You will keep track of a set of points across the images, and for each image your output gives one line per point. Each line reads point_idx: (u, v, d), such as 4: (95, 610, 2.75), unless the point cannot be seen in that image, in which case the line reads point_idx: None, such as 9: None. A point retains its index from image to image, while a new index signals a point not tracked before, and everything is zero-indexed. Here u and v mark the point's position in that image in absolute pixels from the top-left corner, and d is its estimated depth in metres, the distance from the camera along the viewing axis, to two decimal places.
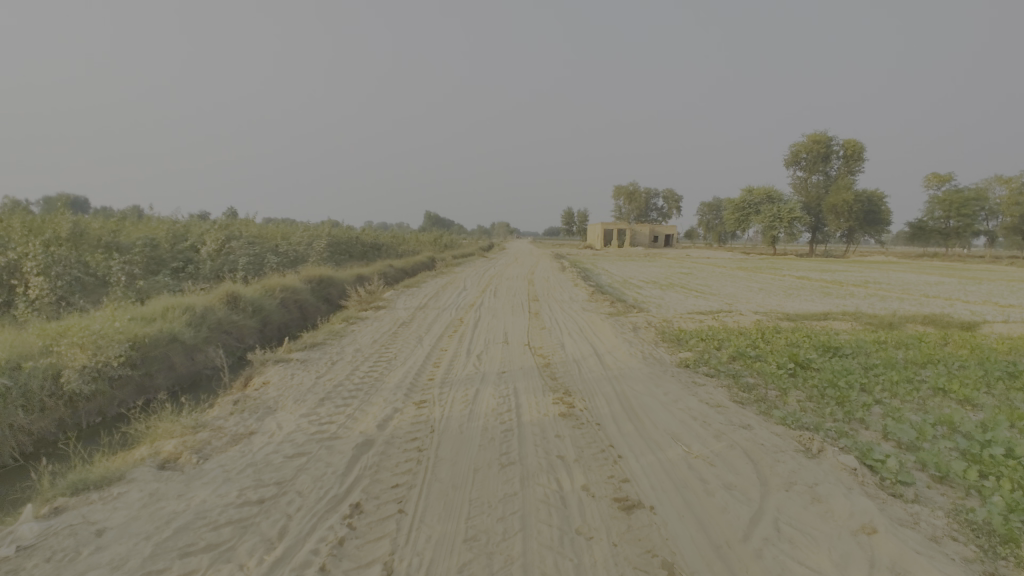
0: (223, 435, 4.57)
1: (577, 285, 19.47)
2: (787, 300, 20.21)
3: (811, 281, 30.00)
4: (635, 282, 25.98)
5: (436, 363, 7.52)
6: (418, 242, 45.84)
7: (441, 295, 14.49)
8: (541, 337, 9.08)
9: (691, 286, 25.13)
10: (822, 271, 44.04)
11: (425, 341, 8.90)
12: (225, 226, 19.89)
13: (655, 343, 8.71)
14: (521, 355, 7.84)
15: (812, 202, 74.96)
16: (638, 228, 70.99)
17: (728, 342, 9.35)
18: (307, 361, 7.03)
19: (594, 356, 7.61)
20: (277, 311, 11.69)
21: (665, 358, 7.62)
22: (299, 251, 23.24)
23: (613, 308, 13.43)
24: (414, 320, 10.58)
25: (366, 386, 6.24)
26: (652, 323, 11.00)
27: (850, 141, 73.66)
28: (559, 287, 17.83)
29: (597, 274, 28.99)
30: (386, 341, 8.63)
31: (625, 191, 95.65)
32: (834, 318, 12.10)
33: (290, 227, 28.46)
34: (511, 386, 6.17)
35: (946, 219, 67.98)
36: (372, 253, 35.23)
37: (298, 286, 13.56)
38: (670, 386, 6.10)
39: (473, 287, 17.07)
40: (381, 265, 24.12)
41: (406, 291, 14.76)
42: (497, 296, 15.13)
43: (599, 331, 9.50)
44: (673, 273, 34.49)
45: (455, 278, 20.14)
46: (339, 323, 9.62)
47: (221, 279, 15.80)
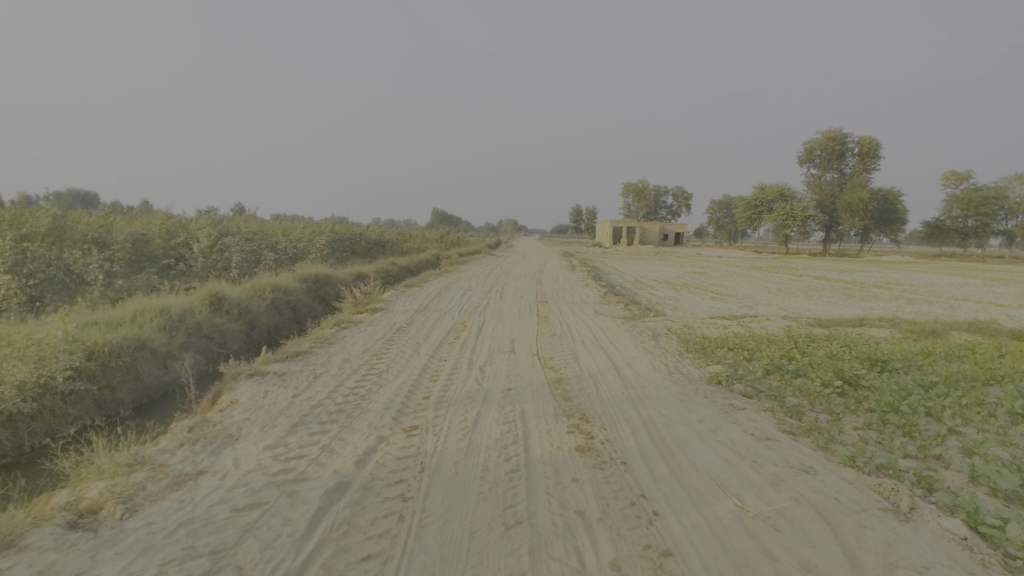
0: (164, 477, 3.71)
1: (588, 285, 18.54)
2: (809, 303, 19.15)
3: (830, 282, 28.86)
4: (648, 282, 24.98)
5: (433, 377, 6.65)
6: (424, 239, 45.04)
7: (444, 296, 13.62)
8: (552, 345, 8.17)
9: (706, 287, 24.11)
10: (839, 271, 42.73)
11: (422, 350, 8.01)
12: (222, 221, 19.15)
13: (680, 354, 7.77)
14: (529, 367, 6.95)
15: (826, 201, 73.39)
16: (648, 226, 69.84)
17: (760, 353, 8.38)
18: (286, 374, 6.18)
19: (611, 370, 6.70)
20: (266, 312, 10.87)
21: (693, 373, 6.70)
22: (299, 247, 22.46)
23: (629, 312, 12.48)
24: (412, 324, 9.71)
25: (349, 407, 5.37)
26: (672, 329, 10.06)
27: (866, 138, 71.96)
28: (569, 288, 16.92)
29: (608, 273, 28.03)
30: (379, 350, 7.76)
31: (634, 189, 94.41)
32: (871, 325, 11.08)
33: (291, 223, 27.67)
34: (517, 409, 5.26)
35: (964, 218, 66.23)
36: (376, 250, 34.43)
37: (292, 285, 12.74)
38: (705, 410, 5.19)
39: (478, 287, 16.20)
40: (385, 263, 23.32)
41: (407, 291, 13.90)
42: (504, 297, 14.22)
43: (615, 338, 8.57)
44: (686, 272, 33.41)
45: (460, 277, 19.26)
46: (329, 328, 8.76)
47: (214, 277, 15.03)
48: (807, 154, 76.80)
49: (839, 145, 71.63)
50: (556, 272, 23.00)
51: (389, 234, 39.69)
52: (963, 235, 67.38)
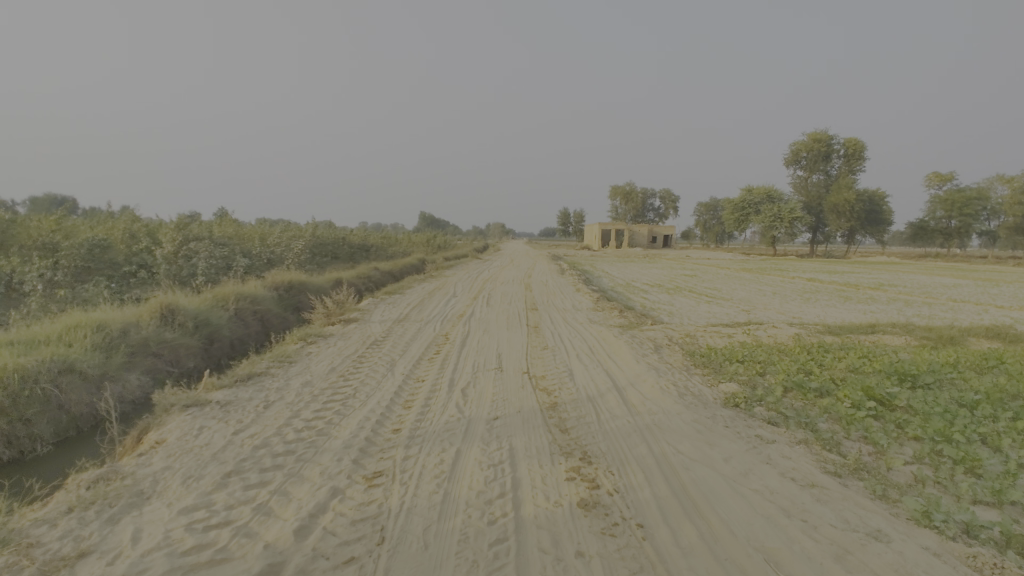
0: (29, 564, 2.76)
1: (579, 290, 17.71)
2: (807, 307, 18.48)
3: (823, 284, 28.31)
4: (640, 286, 24.24)
5: (407, 403, 5.73)
6: (409, 243, 43.99)
7: (427, 304, 12.66)
8: (545, 361, 7.30)
9: (700, 291, 23.43)
10: (829, 273, 42.47)
11: (398, 368, 7.09)
12: (192, 226, 18.05)
13: (687, 370, 6.93)
14: (519, 389, 6.07)
15: (812, 202, 73.55)
16: (637, 228, 69.37)
17: (774, 367, 7.58)
18: (231, 403, 5.21)
19: (613, 393, 5.84)
20: (229, 323, 9.86)
21: (706, 394, 5.86)
22: (275, 253, 21.34)
23: (625, 319, 11.65)
24: (389, 338, 8.76)
25: (302, 446, 4.43)
26: (674, 340, 9.24)
27: (851, 140, 72.27)
28: (559, 294, 16.04)
29: (598, 277, 27.29)
30: (348, 369, 6.82)
31: (622, 191, 94.14)
32: (884, 332, 10.37)
33: (268, 227, 26.52)
34: (505, 447, 4.37)
35: (948, 219, 66.69)
36: (359, 254, 33.32)
37: (260, 294, 11.73)
38: (730, 445, 4.34)
39: (464, 294, 15.30)
40: (366, 269, 22.33)
41: (387, 299, 12.94)
42: (491, 305, 13.31)
43: (614, 352, 7.72)
44: (677, 275, 32.76)
45: (444, 283, 18.33)
46: (294, 344, 7.79)
47: (178, 285, 13.93)
48: (793, 156, 77.00)
49: (824, 147, 71.85)
50: (545, 276, 22.15)
51: (373, 238, 38.60)
52: (947, 236, 67.84)
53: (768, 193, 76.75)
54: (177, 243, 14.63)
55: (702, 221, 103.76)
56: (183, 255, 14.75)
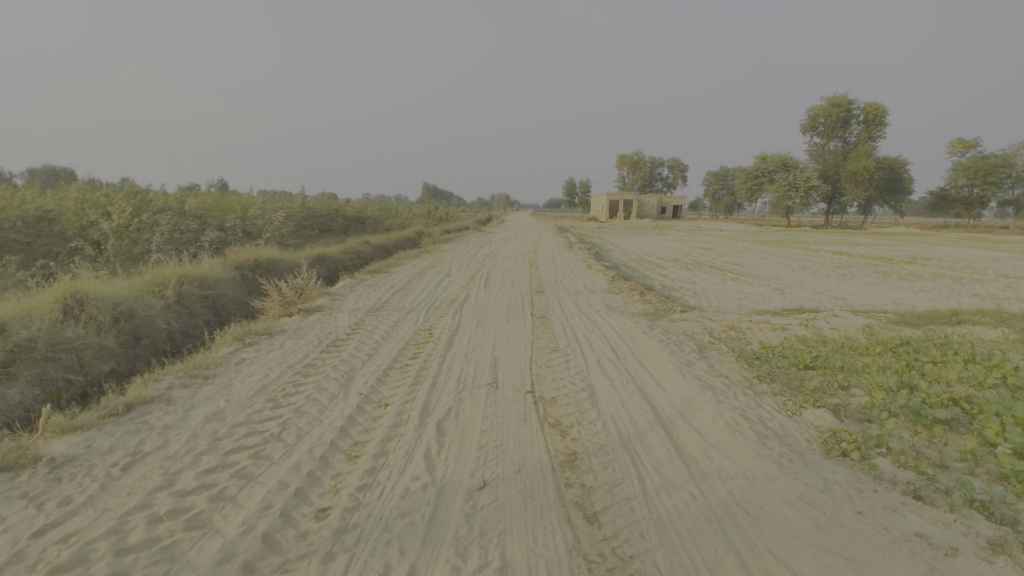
0: None
1: (591, 267, 15.73)
2: (845, 285, 16.46)
3: (852, 258, 26.16)
4: (655, 261, 22.25)
5: (355, 449, 3.89)
6: (408, 215, 41.86)
7: (414, 288, 10.76)
8: (556, 374, 5.44)
9: (721, 265, 21.42)
10: (850, 244, 40.23)
11: (356, 381, 5.24)
12: (155, 198, 16.06)
13: (751, 388, 5.03)
14: (519, 422, 4.21)
15: (829, 170, 70.42)
16: (646, 198, 66.72)
17: (861, 379, 5.67)
18: (74, 461, 3.35)
19: (657, 435, 3.98)
20: (163, 314, 7.98)
21: (795, 436, 3.98)
22: (253, 226, 19.33)
23: (650, 305, 9.73)
24: (356, 335, 6.88)
25: (146, 559, 2.58)
26: (717, 338, 7.32)
27: (872, 104, 68.58)
28: (568, 272, 14.11)
29: (610, 251, 25.28)
30: (285, 386, 4.94)
31: (630, 161, 90.93)
32: (973, 322, 8.37)
33: (250, 199, 24.41)
34: (493, 569, 2.54)
35: (970, 187, 63.67)
36: (353, 227, 31.30)
37: (213, 275, 9.85)
38: (889, 568, 2.46)
39: (460, 273, 13.37)
40: (356, 243, 20.36)
41: (367, 282, 11.04)
42: (489, 287, 11.38)
43: (647, 358, 5.84)
44: (692, 249, 30.67)
45: (439, 259, 16.37)
46: (225, 349, 5.92)
47: (131, 263, 12.08)
48: (810, 122, 73.46)
49: (843, 112, 68.28)
50: (552, 251, 20.12)
51: (368, 209, 36.47)
52: (969, 206, 64.96)
53: (783, 162, 73.60)
54: (127, 217, 12.53)
55: (712, 191, 100.50)
56: (135, 231, 12.68)
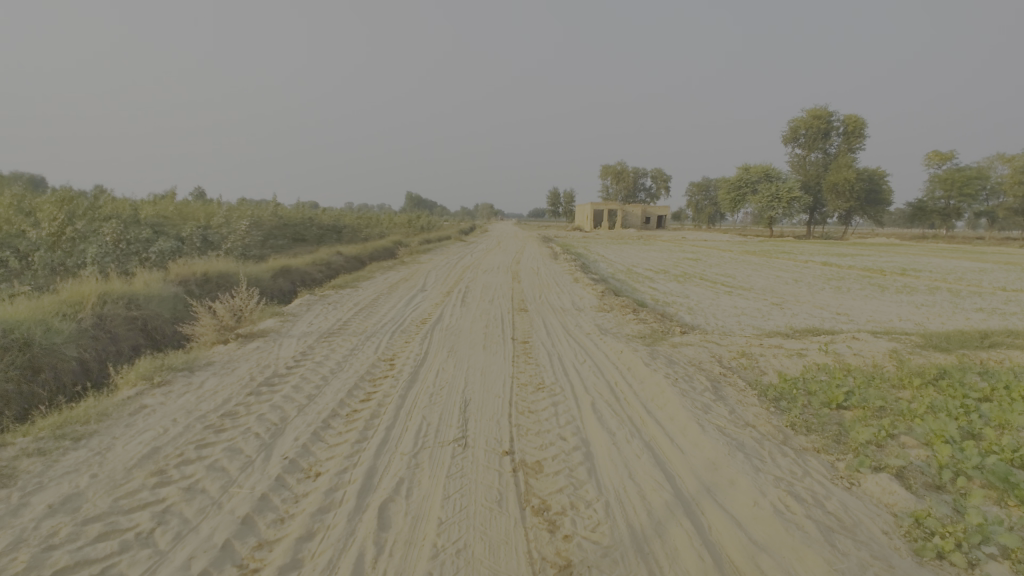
0: None
1: (578, 280, 14.69)
2: (844, 299, 15.63)
3: (842, 269, 25.53)
4: (644, 273, 21.33)
5: (254, 557, 2.70)
6: (388, 224, 40.58)
7: (382, 307, 9.56)
8: (541, 424, 4.30)
9: (712, 278, 20.56)
10: (835, 255, 40.09)
11: (285, 437, 4.06)
12: (99, 207, 14.67)
13: (787, 445, 3.97)
14: (491, 508, 3.07)
15: (810, 180, 70.85)
16: (630, 208, 66.34)
17: (914, 426, 4.63)
18: None
19: (683, 529, 2.86)
20: (72, 340, 6.75)
21: (867, 527, 2.90)
22: (217, 235, 17.90)
23: (645, 326, 8.68)
24: (300, 368, 5.69)
25: None
26: (729, 369, 6.27)
27: (852, 117, 69.23)
28: (553, 286, 13.06)
29: (596, 262, 24.31)
30: (186, 447, 3.74)
31: (613, 171, 90.82)
32: (1009, 346, 7.44)
33: (215, 207, 22.97)
34: None
35: (947, 198, 64.39)
36: (328, 236, 29.95)
37: (144, 291, 8.66)
38: None
39: (434, 288, 12.21)
40: (327, 254, 19.07)
41: (328, 299, 9.85)
42: (467, 305, 10.22)
43: (653, 401, 4.75)
44: (679, 260, 29.90)
45: (414, 272, 15.20)
46: (125, 392, 4.69)
47: (63, 274, 10.75)
48: (791, 133, 74.02)
49: (823, 124, 68.80)
50: (537, 262, 19.09)
51: (346, 218, 35.15)
52: (946, 217, 65.73)
53: (765, 172, 73.91)
54: (58, 225, 11.19)
55: (694, 201, 100.81)
56: (68, 240, 11.33)
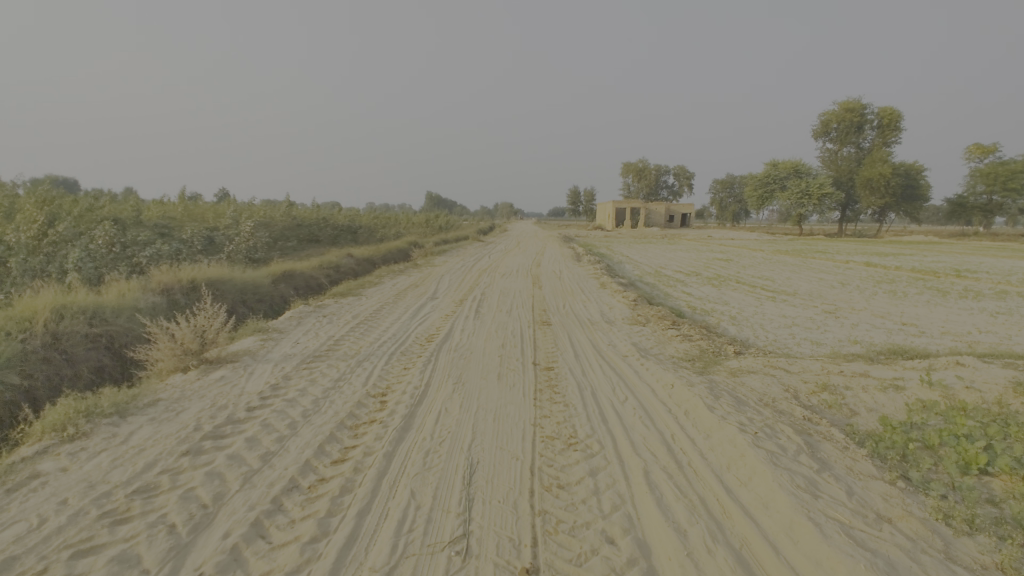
0: None
1: (604, 286, 13.33)
2: (903, 307, 13.94)
3: (888, 271, 23.58)
4: (674, 276, 19.82)
5: None
6: (404, 224, 39.61)
7: (384, 321, 8.36)
8: (578, 514, 3.01)
9: (749, 281, 18.94)
10: (873, 254, 37.79)
11: (211, 533, 2.84)
12: (91, 211, 13.79)
13: (955, 561, 2.59)
14: None
15: (842, 176, 67.95)
16: (654, 206, 64.34)
17: None
18: None
19: None
20: (11, 366, 5.61)
21: None
22: (220, 236, 16.87)
23: (692, 345, 7.31)
24: (266, 407, 4.50)
25: None
26: (812, 411, 4.88)
27: (887, 109, 66.06)
28: (578, 293, 11.72)
29: (622, 264, 22.83)
30: (56, 560, 2.53)
31: (635, 169, 88.79)
32: None
33: (223, 208, 22.09)
34: None
35: (990, 193, 60.98)
36: (341, 237, 29.02)
37: (112, 303, 7.54)
38: None
39: (446, 296, 10.99)
40: (335, 256, 18.00)
41: (325, 311, 8.70)
42: (481, 317, 8.95)
43: (731, 472, 3.41)
44: (708, 261, 28.24)
45: (426, 277, 13.99)
46: (22, 452, 3.52)
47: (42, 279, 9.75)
48: (821, 127, 71.07)
49: (857, 117, 65.75)
50: (558, 264, 17.77)
51: (360, 218, 34.21)
52: (988, 213, 62.33)
53: (795, 168, 71.12)
54: (37, 229, 10.20)
55: (718, 199, 97.99)
56: (50, 244, 10.36)
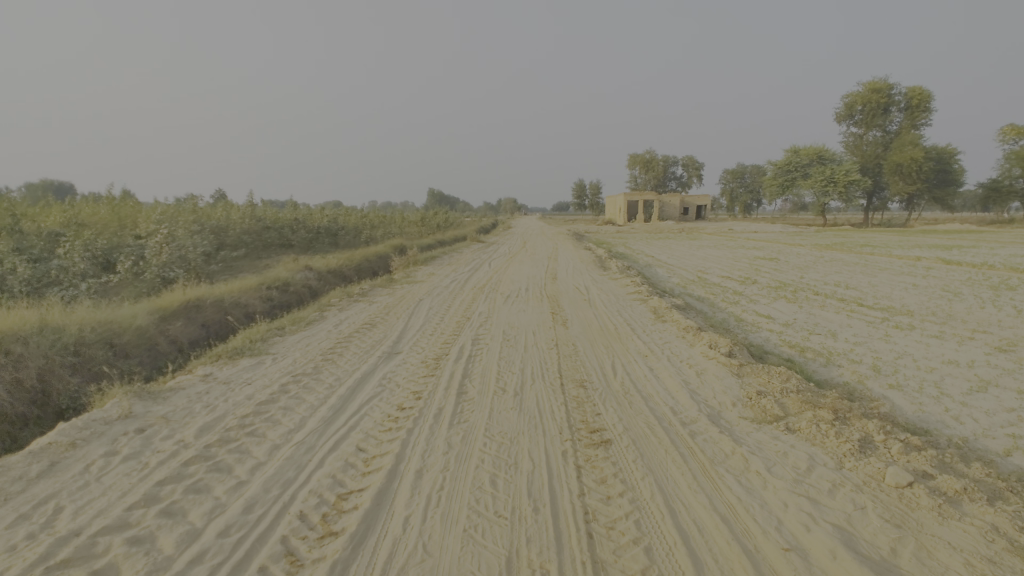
0: None
1: (662, 315, 8.89)
2: None
3: (981, 272, 18.85)
4: (729, 286, 15.34)
5: None
6: (396, 223, 35.31)
7: (260, 441, 3.99)
8: None
9: (831, 293, 14.41)
10: (919, 247, 33.01)
11: None
12: None
13: None
14: None
15: (868, 162, 62.85)
16: (668, 198, 59.83)
17: None
18: None
19: None
20: None
21: None
22: (133, 246, 12.65)
23: (987, 534, 2.89)
24: None
25: None
26: None
27: (916, 89, 60.73)
28: (632, 336, 7.29)
29: (655, 270, 18.32)
30: None
31: (642, 161, 83.99)
32: None
33: (160, 208, 17.75)
34: None
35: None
36: (315, 241, 24.62)
37: None
38: None
39: (413, 351, 6.60)
40: (284, 271, 13.62)
41: (151, 416, 4.31)
42: (465, 416, 4.56)
43: None
44: (750, 261, 23.58)
45: (396, 305, 9.61)
46: None
47: None
48: (845, 110, 65.69)
49: (884, 98, 60.34)
50: (582, 276, 13.35)
51: (343, 216, 29.79)
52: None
53: (817, 154, 65.93)
54: None
55: (730, 189, 92.70)
56: None
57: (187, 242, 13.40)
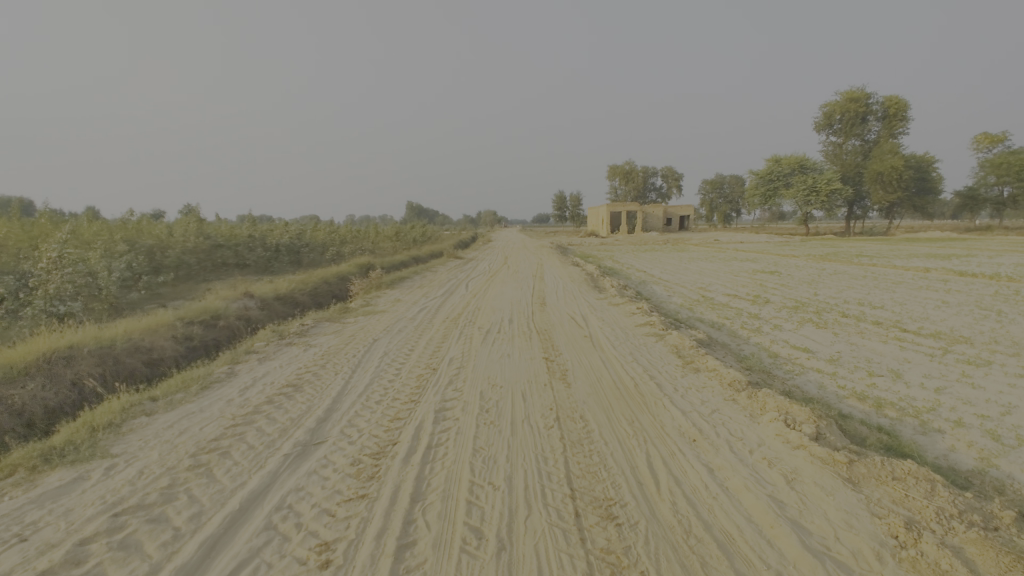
0: None
1: (690, 358, 6.75)
2: None
3: (1004, 285, 17.09)
4: (741, 308, 13.32)
5: None
6: (366, 238, 32.82)
7: None
8: None
9: (860, 314, 12.46)
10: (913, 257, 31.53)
11: None
12: None
13: None
14: None
15: (848, 171, 62.29)
16: (651, 208, 58.42)
17: None
18: None
19: None
20: None
21: None
22: (20, 271, 10.10)
23: None
24: None
25: None
26: None
27: (893, 97, 60.45)
28: (662, 401, 5.13)
29: (653, 289, 16.26)
30: None
31: (622, 172, 82.82)
32: None
33: (80, 224, 15.12)
34: None
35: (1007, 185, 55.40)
36: (272, 260, 22.03)
37: None
38: None
39: (342, 442, 4.33)
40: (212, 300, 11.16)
41: None
42: None
43: None
44: (750, 274, 21.71)
45: (339, 350, 7.30)
46: None
47: None
48: (823, 119, 65.21)
49: (862, 107, 59.84)
50: (575, 301, 11.20)
51: (309, 230, 27.20)
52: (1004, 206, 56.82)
53: (799, 163, 65.25)
54: None
55: (710, 199, 92.09)
56: None
57: (95, 266, 10.88)
